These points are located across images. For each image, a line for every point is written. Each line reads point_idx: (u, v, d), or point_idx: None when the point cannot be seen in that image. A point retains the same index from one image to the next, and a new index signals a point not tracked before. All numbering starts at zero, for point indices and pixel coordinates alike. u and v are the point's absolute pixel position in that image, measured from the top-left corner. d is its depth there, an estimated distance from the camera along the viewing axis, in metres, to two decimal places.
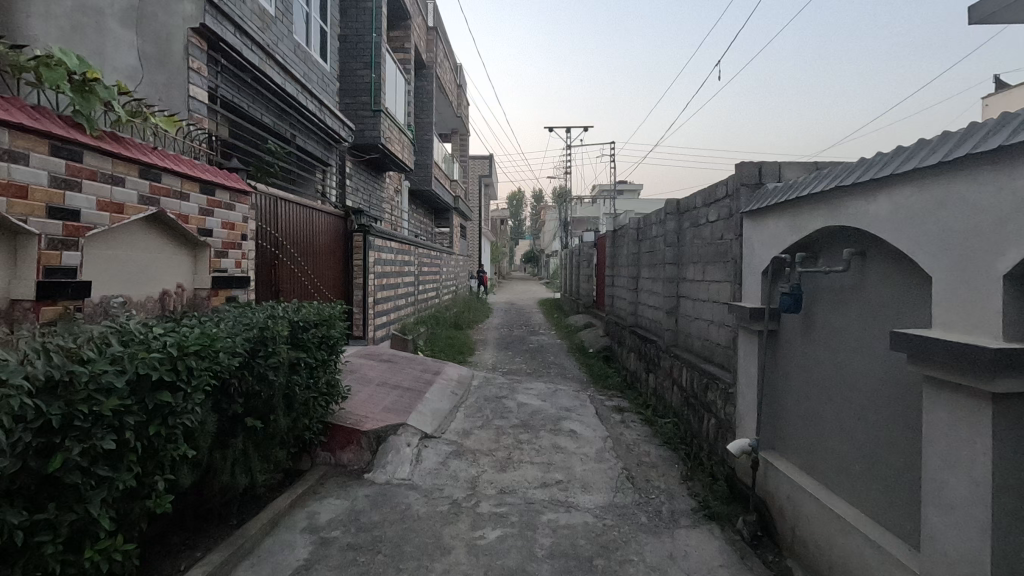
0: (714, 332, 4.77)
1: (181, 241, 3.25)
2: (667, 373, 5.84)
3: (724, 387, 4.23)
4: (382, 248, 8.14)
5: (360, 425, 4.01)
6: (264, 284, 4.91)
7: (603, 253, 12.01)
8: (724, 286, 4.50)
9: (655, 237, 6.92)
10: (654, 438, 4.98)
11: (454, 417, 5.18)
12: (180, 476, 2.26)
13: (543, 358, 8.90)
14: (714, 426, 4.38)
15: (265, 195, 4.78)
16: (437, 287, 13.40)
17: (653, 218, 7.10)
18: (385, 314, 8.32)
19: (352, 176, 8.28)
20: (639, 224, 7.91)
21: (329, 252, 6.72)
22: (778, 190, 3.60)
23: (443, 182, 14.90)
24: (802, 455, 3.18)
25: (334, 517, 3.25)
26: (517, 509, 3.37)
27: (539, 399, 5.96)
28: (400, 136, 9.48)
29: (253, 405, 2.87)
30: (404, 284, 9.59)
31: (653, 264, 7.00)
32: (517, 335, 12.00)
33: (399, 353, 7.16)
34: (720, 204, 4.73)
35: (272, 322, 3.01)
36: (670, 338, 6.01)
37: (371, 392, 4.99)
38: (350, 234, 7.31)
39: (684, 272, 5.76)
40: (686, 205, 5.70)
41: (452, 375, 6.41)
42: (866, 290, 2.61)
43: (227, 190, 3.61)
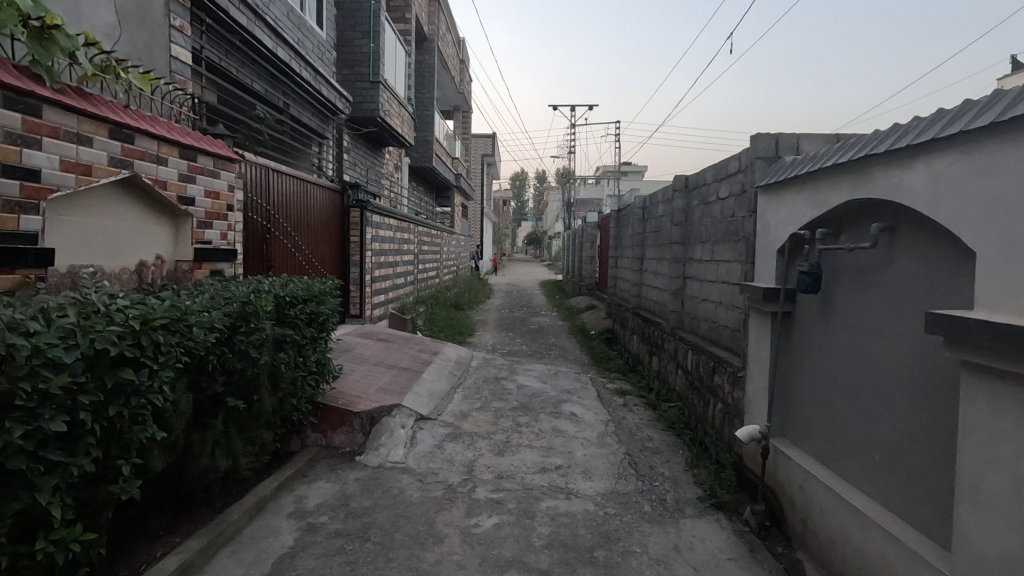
0: (723, 313, 4.58)
1: (159, 209, 3.06)
2: (671, 356, 5.66)
3: (733, 370, 4.05)
4: (381, 225, 7.93)
5: (353, 407, 3.85)
6: (255, 258, 4.71)
7: (606, 234, 11.77)
8: (734, 265, 4.30)
9: (661, 216, 6.70)
10: (657, 423, 4.83)
11: (452, 398, 5.02)
12: (151, 459, 2.10)
13: (544, 340, 8.73)
14: (721, 411, 4.22)
15: (254, 165, 4.57)
16: (437, 266, 13.22)
17: (660, 199, 6.86)
18: (384, 293, 8.15)
19: (350, 150, 8.04)
20: (644, 203, 7.68)
21: (325, 227, 6.52)
22: (797, 162, 3.37)
23: (444, 160, 14.62)
24: (816, 443, 3.02)
25: (323, 502, 3.10)
26: (515, 495, 3.22)
27: (539, 381, 5.80)
28: (400, 109, 9.19)
29: (235, 383, 2.70)
30: (404, 264, 9.41)
31: (659, 245, 6.79)
32: (518, 316, 11.84)
33: (397, 332, 7.00)
34: (732, 180, 4.51)
35: (255, 297, 2.82)
36: (675, 320, 5.83)
37: (366, 371, 4.83)
38: (347, 209, 7.10)
39: (691, 251, 5.55)
40: (695, 182, 5.46)
41: (450, 356, 6.25)
42: (894, 268, 2.42)
43: (210, 156, 3.40)
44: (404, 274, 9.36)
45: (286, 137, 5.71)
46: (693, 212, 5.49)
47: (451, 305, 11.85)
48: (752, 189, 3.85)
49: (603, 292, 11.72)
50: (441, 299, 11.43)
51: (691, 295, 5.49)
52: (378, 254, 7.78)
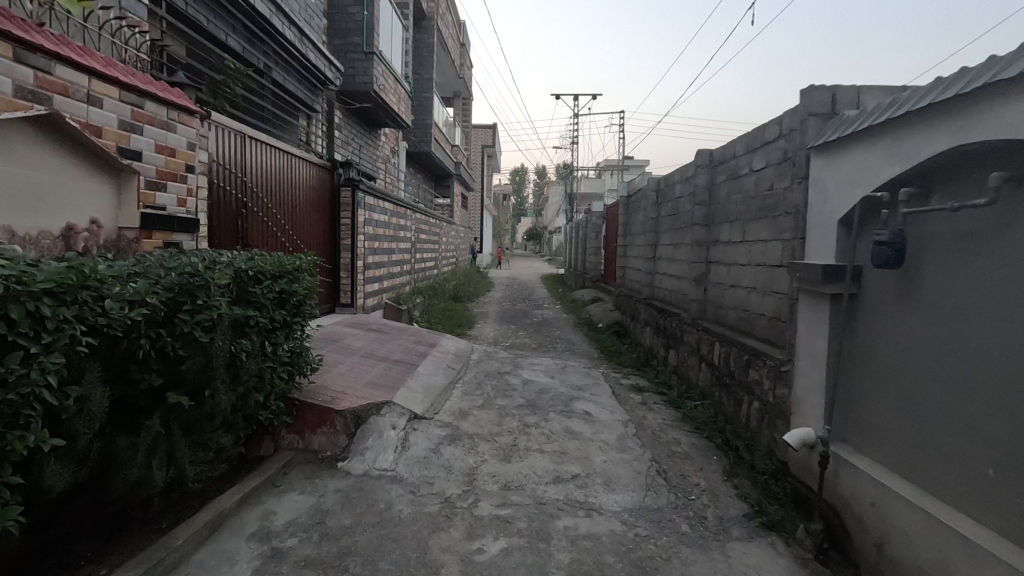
0: (758, 300, 4.03)
1: (96, 164, 2.52)
2: (694, 349, 5.12)
3: (774, 364, 3.51)
4: (374, 208, 7.36)
5: (335, 404, 3.30)
6: (227, 235, 4.16)
7: (613, 224, 11.20)
8: (775, 244, 3.75)
9: (679, 197, 6.15)
10: (681, 424, 4.29)
11: (450, 395, 4.47)
12: (45, 473, 1.56)
13: (548, 333, 8.18)
14: (759, 411, 3.68)
15: (226, 128, 4.01)
16: (435, 257, 12.66)
17: (678, 179, 6.30)
18: (378, 281, 7.60)
19: (342, 127, 7.47)
20: (659, 185, 7.12)
21: (312, 207, 5.96)
22: (864, 114, 2.82)
23: (443, 146, 14.05)
24: (894, 453, 2.47)
25: (294, 520, 2.56)
26: (525, 511, 2.68)
27: (546, 376, 5.25)
28: (396, 86, 8.62)
29: (178, 375, 2.16)
30: (401, 252, 8.86)
31: (676, 229, 6.24)
32: (520, 309, 11.29)
33: (391, 323, 6.45)
34: (770, 148, 3.96)
35: (206, 268, 2.27)
36: (698, 311, 5.29)
37: (353, 364, 4.29)
38: (337, 188, 6.54)
39: (717, 233, 5.00)
40: (722, 155, 4.91)
41: (448, 348, 5.71)
42: (1020, 230, 1.88)
43: (162, 103, 2.84)
44: (400, 262, 8.80)
45: (266, 102, 5.17)
46: (720, 189, 4.93)
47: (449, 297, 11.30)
48: (801, 152, 3.30)
49: (610, 284, 11.18)
50: (440, 291, 10.88)
51: (717, 282, 4.94)
52: (371, 239, 7.22)
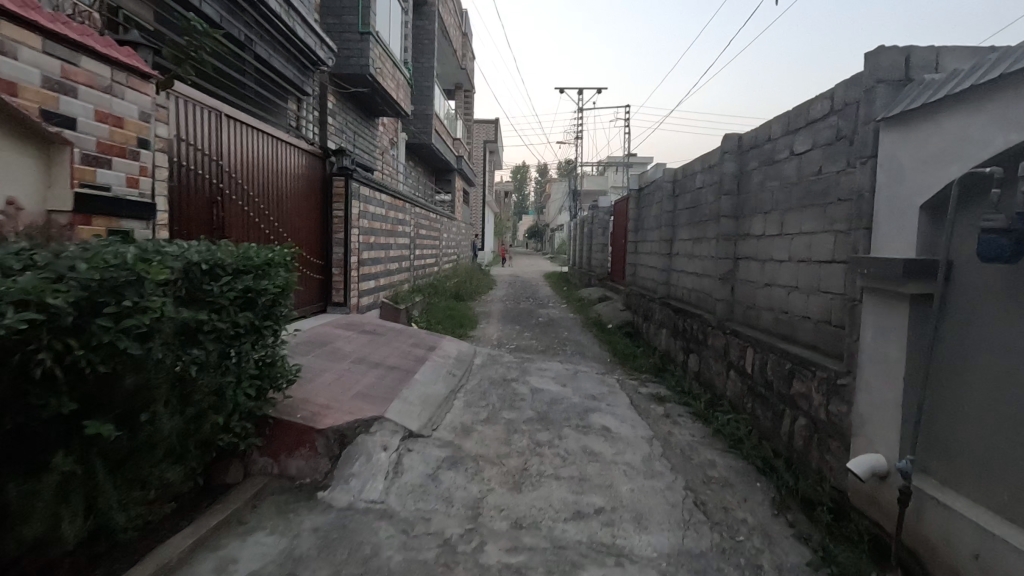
0: (803, 301, 3.54)
1: (12, 131, 2.06)
2: (721, 355, 4.63)
3: (827, 376, 3.02)
4: (371, 199, 6.87)
5: (316, 422, 2.82)
6: (199, 225, 3.68)
7: (623, 219, 10.70)
8: (826, 236, 3.26)
9: (701, 188, 5.65)
10: (711, 440, 3.80)
11: (450, 406, 3.98)
12: None
13: (555, 334, 7.68)
14: (807, 429, 3.19)
15: (195, 102, 3.52)
16: (436, 254, 12.17)
17: (699, 168, 5.80)
18: (374, 278, 7.11)
19: (336, 113, 6.97)
20: (676, 176, 6.62)
21: (301, 198, 5.48)
22: (955, 75, 2.32)
23: (445, 139, 13.55)
24: (1005, 494, 1.97)
25: (259, 571, 2.08)
26: (543, 559, 2.20)
27: (557, 384, 4.77)
28: (395, 72, 8.13)
29: (100, 398, 1.66)
30: (399, 247, 8.37)
31: (697, 223, 5.74)
32: (524, 308, 10.80)
33: (387, 324, 5.97)
34: (817, 127, 3.46)
35: (140, 260, 1.78)
36: (725, 312, 4.79)
37: (341, 372, 3.80)
38: (329, 177, 6.05)
39: (747, 226, 4.51)
40: (754, 139, 4.42)
41: (449, 352, 5.22)
42: None
43: (107, 63, 2.36)
44: (398, 259, 8.31)
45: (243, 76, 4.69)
46: (752, 177, 4.44)
47: (450, 296, 10.79)
48: (862, 126, 2.81)
49: (618, 283, 10.68)
50: (440, 290, 10.39)
51: (747, 280, 4.44)
52: (366, 234, 6.73)
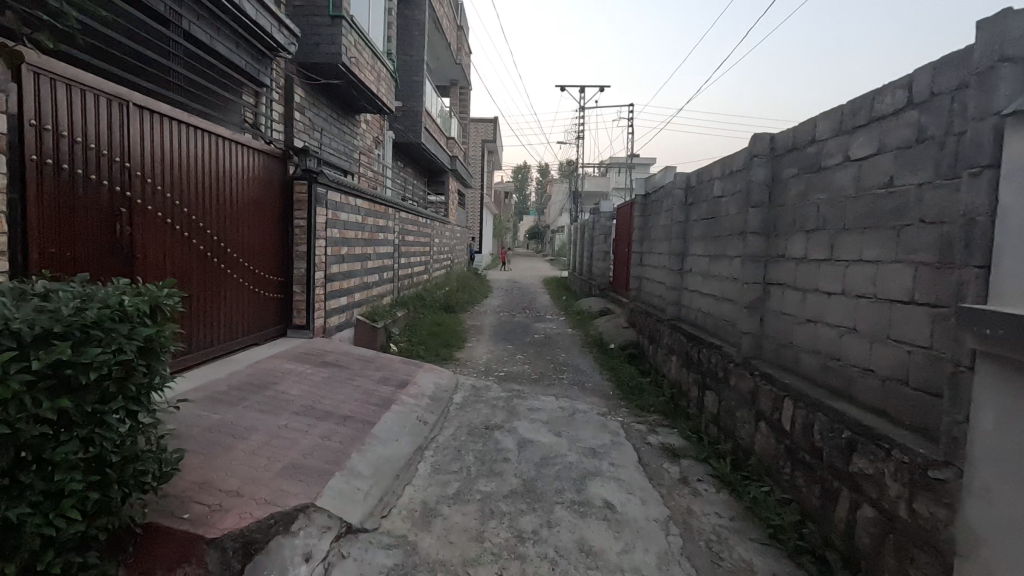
0: (867, 349, 2.75)
1: None
2: (748, 400, 3.84)
3: (910, 463, 2.23)
4: (343, 206, 6.08)
5: (208, 529, 2.03)
6: (92, 245, 2.89)
7: (626, 226, 9.91)
8: (907, 271, 2.47)
9: (721, 197, 4.86)
10: (742, 521, 3.01)
11: (414, 472, 3.20)
12: None
13: (552, 357, 6.90)
14: (876, 528, 2.40)
15: (69, 85, 2.72)
16: (426, 261, 11.38)
17: (718, 174, 5.01)
18: (347, 294, 6.33)
19: (305, 107, 6.18)
20: (690, 182, 5.83)
21: (252, 206, 4.70)
22: None
23: (437, 138, 12.74)
24: None
25: None
26: None
27: (549, 432, 3.98)
28: (376, 63, 7.34)
29: None
30: (379, 257, 7.59)
31: (715, 236, 4.95)
32: (518, 321, 10.02)
33: (356, 351, 5.18)
34: (887, 125, 2.67)
35: None
36: (752, 347, 4.00)
37: (276, 430, 3.01)
38: (290, 182, 5.27)
39: (781, 246, 3.72)
40: (793, 141, 3.62)
41: (423, 390, 4.43)
42: None
43: None
44: (378, 270, 7.52)
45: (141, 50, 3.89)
46: (789, 186, 3.64)
47: (439, 307, 10.02)
48: (973, 122, 2.02)
49: (621, 295, 9.89)
50: (428, 302, 9.61)
51: (783, 312, 3.66)
52: (337, 244, 5.94)
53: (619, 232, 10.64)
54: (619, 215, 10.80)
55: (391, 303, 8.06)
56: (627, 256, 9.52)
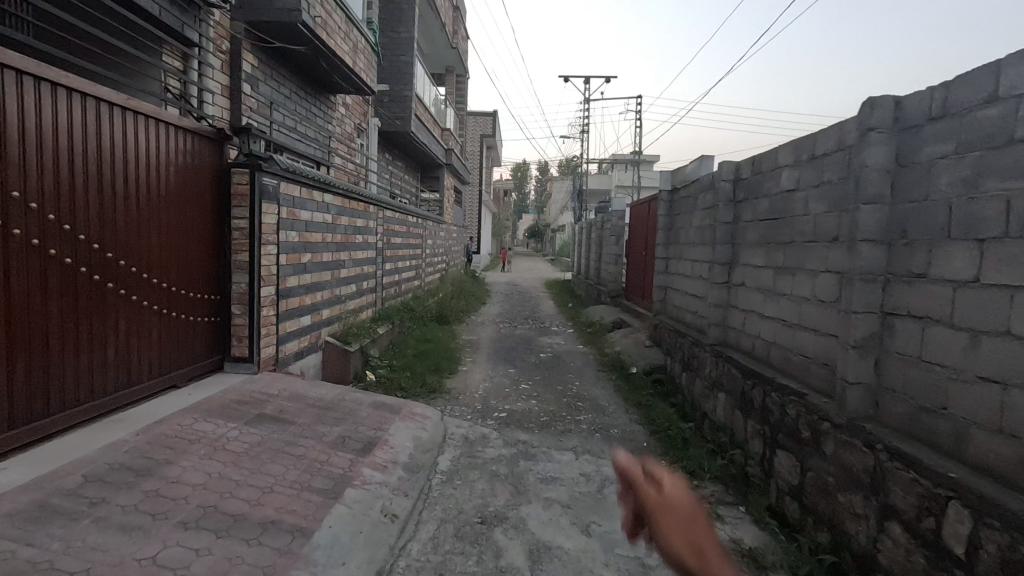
0: None
1: None
2: (863, 485, 2.65)
3: None
4: (306, 203, 4.89)
5: None
6: None
7: (645, 228, 8.71)
8: None
9: (797, 191, 3.66)
10: None
11: None
12: None
13: (563, 386, 5.69)
14: None
15: None
16: (418, 265, 10.19)
17: (789, 161, 3.82)
18: (312, 312, 5.12)
19: (258, 81, 4.97)
20: (742, 173, 4.63)
21: (165, 199, 3.48)
22: None
23: (430, 129, 11.54)
24: None
25: None
26: None
27: (574, 528, 2.79)
28: (352, 32, 6.14)
29: None
30: (355, 265, 6.36)
31: (788, 244, 3.75)
32: (521, 335, 8.79)
33: (315, 392, 3.98)
34: None
35: None
36: (863, 404, 2.81)
37: (134, 571, 1.82)
38: (226, 169, 4.04)
39: (920, 261, 2.52)
40: (944, 105, 2.43)
41: (398, 456, 3.23)
42: None
43: None
44: (354, 280, 6.33)
45: None
46: (937, 173, 2.45)
47: (430, 320, 8.80)
48: None
49: (640, 305, 8.65)
50: (419, 316, 8.41)
51: (924, 359, 2.46)
52: (297, 252, 4.74)
53: (636, 233, 9.40)
54: (635, 214, 9.56)
55: (372, 318, 6.86)
56: (647, 260, 8.28)
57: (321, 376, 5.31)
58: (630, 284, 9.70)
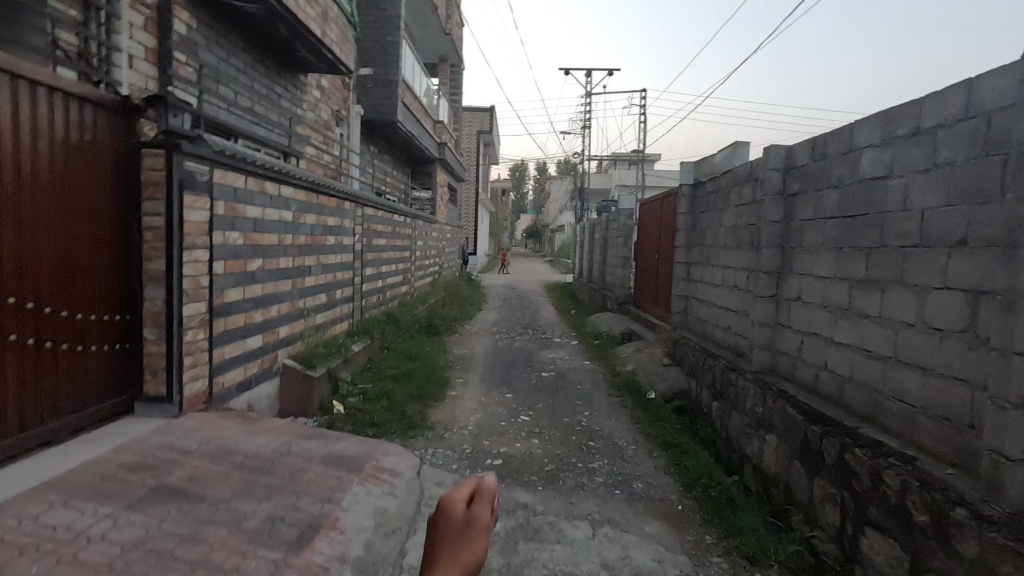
0: None
1: None
2: None
3: None
4: (256, 198, 3.95)
5: None
6: None
7: (659, 228, 7.78)
8: None
9: (893, 180, 2.75)
10: None
11: None
12: None
13: (571, 418, 4.75)
14: None
15: None
16: (406, 269, 9.24)
17: (877, 141, 2.90)
18: (265, 332, 4.19)
19: (194, 45, 4.04)
20: (799, 161, 3.70)
21: (31, 188, 2.52)
22: None
23: (421, 121, 10.59)
24: None
25: None
26: None
27: None
28: None
29: None
30: (324, 272, 5.40)
31: (877, 250, 2.83)
32: (520, 348, 7.83)
33: (252, 442, 3.05)
34: None
35: None
36: None
37: None
38: (134, 152, 3.08)
39: None
40: None
41: (348, 550, 2.30)
42: None
43: None
44: (324, 289, 5.39)
45: None
46: None
47: (416, 334, 7.81)
48: None
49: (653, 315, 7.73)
50: (403, 332, 7.42)
51: None
52: (242, 259, 3.81)
53: (649, 235, 8.46)
54: (648, 214, 8.62)
55: (345, 335, 5.88)
56: (664, 266, 7.33)
57: (277, 412, 4.33)
58: (642, 292, 8.75)
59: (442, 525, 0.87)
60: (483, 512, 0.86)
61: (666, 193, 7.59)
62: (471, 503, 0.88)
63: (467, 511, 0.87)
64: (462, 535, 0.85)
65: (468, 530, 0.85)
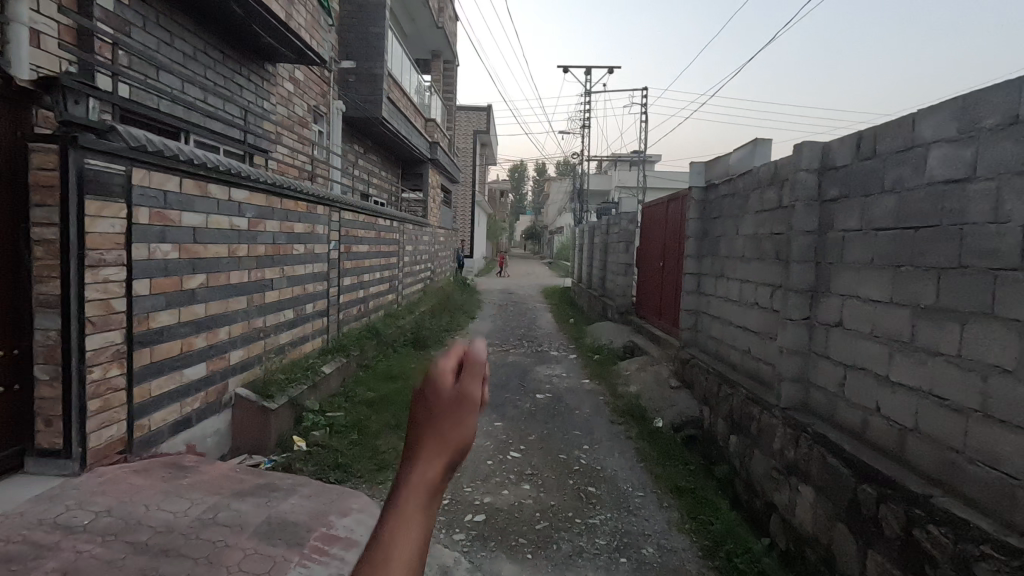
0: None
1: None
2: None
3: None
4: (197, 203, 3.37)
5: None
6: None
7: (665, 234, 7.21)
8: None
9: (975, 184, 2.17)
10: None
11: None
12: None
13: (568, 454, 4.15)
14: None
15: None
16: (393, 276, 8.65)
17: (950, 135, 2.33)
18: (210, 359, 3.60)
19: (125, 23, 3.48)
20: (839, 160, 3.13)
21: None
22: None
23: (411, 118, 10.00)
24: None
25: None
26: None
27: None
28: None
29: None
30: (290, 285, 4.80)
31: (953, 272, 2.26)
32: (513, 364, 7.23)
33: (173, 507, 2.46)
34: None
35: None
36: None
37: None
38: (21, 142, 2.45)
39: None
40: None
41: None
42: None
43: None
44: (290, 304, 4.80)
45: None
46: None
47: (400, 349, 7.19)
48: None
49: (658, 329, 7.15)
50: (384, 349, 6.80)
51: None
52: (179, 277, 3.23)
53: (655, 241, 7.84)
54: (654, 218, 8.00)
55: (315, 356, 5.26)
56: (672, 275, 6.73)
57: (227, 460, 3.72)
58: (646, 302, 8.14)
59: (431, 396, 0.74)
60: (472, 386, 0.75)
61: (674, 196, 6.98)
62: (459, 376, 0.76)
63: (454, 387, 0.75)
64: (453, 408, 0.74)
65: (458, 405, 0.74)
